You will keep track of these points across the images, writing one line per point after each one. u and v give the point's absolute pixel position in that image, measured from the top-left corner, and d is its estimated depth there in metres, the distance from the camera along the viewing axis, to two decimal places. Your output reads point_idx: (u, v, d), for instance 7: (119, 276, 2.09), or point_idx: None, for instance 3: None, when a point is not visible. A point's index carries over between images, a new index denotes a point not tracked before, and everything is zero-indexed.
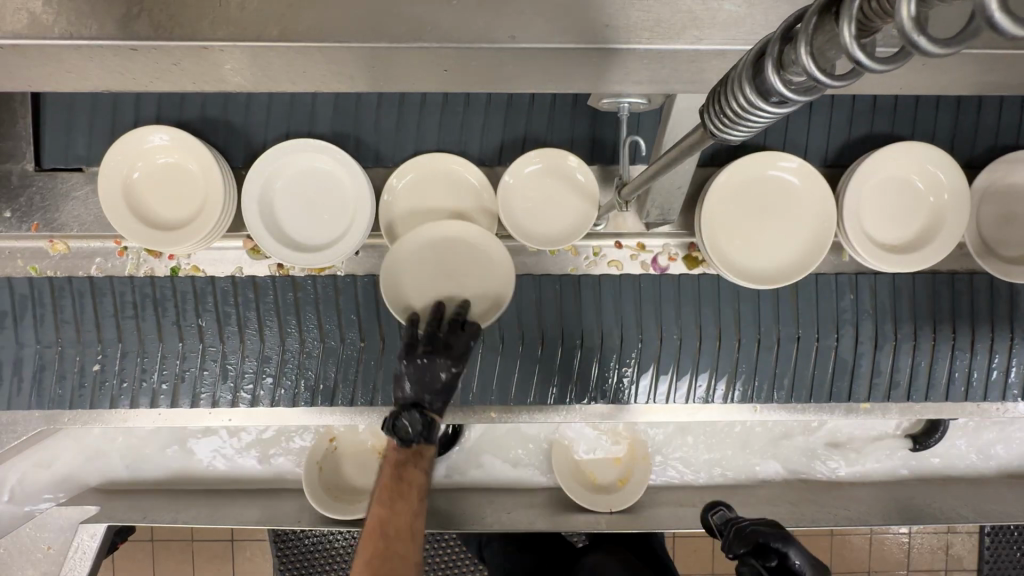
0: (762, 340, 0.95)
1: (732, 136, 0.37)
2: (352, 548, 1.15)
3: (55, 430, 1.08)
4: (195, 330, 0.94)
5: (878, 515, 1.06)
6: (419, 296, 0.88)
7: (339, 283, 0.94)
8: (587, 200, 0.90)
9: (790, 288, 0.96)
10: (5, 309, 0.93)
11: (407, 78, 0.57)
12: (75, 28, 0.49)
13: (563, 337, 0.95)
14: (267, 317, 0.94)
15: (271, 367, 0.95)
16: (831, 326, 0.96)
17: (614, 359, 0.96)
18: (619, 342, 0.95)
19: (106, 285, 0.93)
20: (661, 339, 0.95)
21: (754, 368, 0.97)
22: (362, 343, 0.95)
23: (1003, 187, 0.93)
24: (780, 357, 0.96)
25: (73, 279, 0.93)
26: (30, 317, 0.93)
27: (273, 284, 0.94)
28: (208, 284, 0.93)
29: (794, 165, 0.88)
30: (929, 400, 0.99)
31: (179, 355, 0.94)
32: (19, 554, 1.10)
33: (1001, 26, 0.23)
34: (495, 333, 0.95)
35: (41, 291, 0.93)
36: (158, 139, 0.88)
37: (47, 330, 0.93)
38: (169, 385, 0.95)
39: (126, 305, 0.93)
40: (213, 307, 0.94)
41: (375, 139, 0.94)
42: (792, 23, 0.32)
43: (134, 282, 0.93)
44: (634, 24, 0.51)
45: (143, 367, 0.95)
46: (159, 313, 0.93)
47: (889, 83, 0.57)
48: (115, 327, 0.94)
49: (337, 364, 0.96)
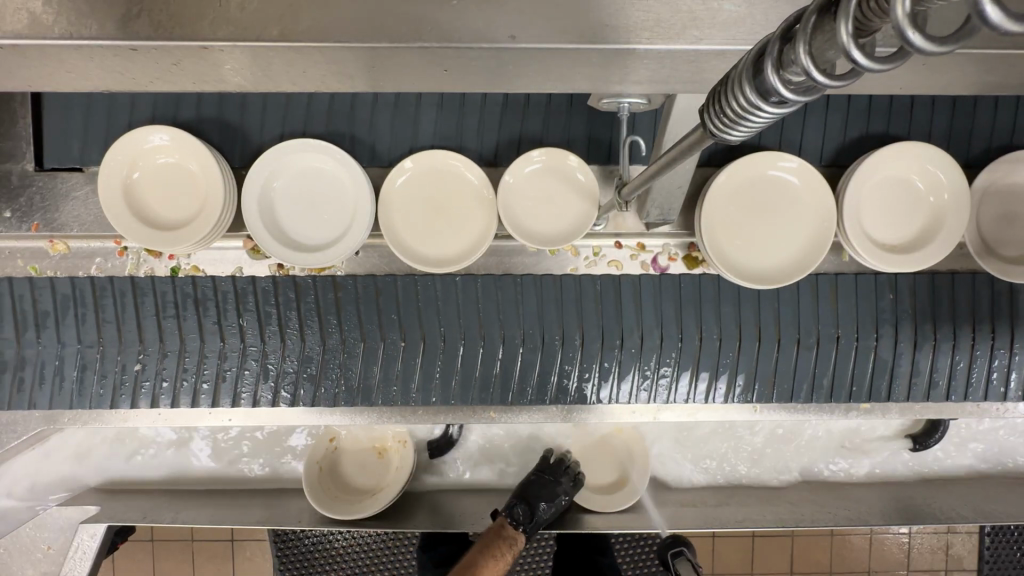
0: (802, 341, 0.95)
1: (732, 136, 0.37)
2: (351, 548, 1.15)
3: (57, 430, 1.08)
4: (237, 330, 0.93)
5: (878, 514, 1.06)
6: (406, 226, 0.91)
7: (379, 283, 0.94)
8: (586, 200, 0.90)
9: (831, 287, 0.96)
10: (48, 309, 0.92)
11: (407, 79, 0.57)
12: (75, 28, 0.50)
13: (603, 337, 0.94)
14: (308, 317, 0.94)
15: (312, 367, 0.95)
16: (871, 326, 0.95)
17: (655, 359, 0.95)
18: (658, 343, 0.94)
19: (148, 285, 0.93)
20: (702, 340, 0.94)
21: (796, 367, 0.96)
22: (403, 343, 0.94)
23: (1004, 187, 0.93)
24: (822, 357, 0.96)
25: (115, 279, 0.93)
26: (72, 317, 0.93)
27: (314, 285, 0.93)
28: (250, 284, 0.93)
29: (794, 165, 0.88)
30: (932, 401, 0.99)
31: (220, 355, 0.94)
32: (20, 554, 1.09)
33: (996, 22, 0.23)
34: (534, 332, 0.94)
35: (83, 291, 0.93)
36: (158, 139, 0.88)
37: (88, 330, 0.93)
38: (210, 383, 0.94)
39: (168, 304, 0.93)
40: (254, 307, 0.93)
41: (374, 139, 0.94)
42: (791, 23, 0.32)
43: (176, 283, 0.93)
44: (634, 23, 0.51)
45: (184, 366, 0.94)
46: (200, 313, 0.93)
47: (887, 84, 0.57)
48: (157, 327, 0.93)
49: (379, 365, 0.95)
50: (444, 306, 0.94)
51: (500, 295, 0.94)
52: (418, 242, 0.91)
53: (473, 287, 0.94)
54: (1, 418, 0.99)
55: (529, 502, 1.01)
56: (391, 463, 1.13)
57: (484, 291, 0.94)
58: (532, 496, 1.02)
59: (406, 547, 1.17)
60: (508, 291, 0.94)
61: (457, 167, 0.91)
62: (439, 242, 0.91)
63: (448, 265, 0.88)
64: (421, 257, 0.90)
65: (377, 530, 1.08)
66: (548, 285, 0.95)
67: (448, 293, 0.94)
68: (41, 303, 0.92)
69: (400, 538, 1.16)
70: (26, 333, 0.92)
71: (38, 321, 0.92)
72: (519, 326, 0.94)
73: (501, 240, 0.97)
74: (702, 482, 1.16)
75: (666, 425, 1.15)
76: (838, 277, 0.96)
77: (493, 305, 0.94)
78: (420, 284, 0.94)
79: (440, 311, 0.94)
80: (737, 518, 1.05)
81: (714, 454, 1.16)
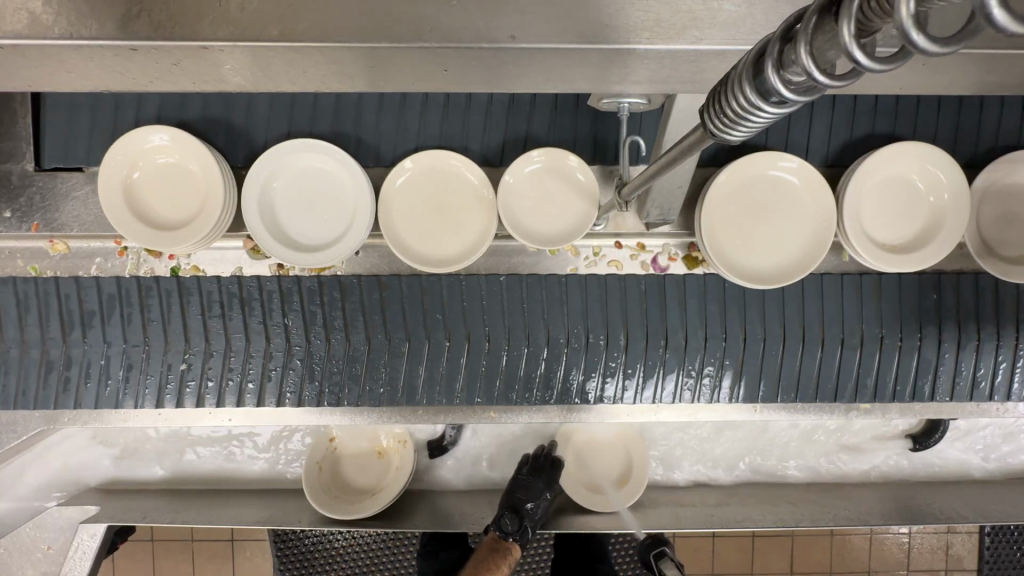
0: (846, 340, 0.95)
1: (732, 136, 0.37)
2: (352, 547, 1.15)
3: (54, 431, 1.08)
4: (282, 329, 0.94)
5: (878, 514, 1.06)
6: (406, 225, 0.91)
7: (424, 283, 0.94)
8: (586, 199, 0.90)
9: (874, 287, 0.96)
10: (94, 309, 0.93)
11: (407, 79, 0.57)
12: (75, 29, 0.49)
13: (647, 337, 0.94)
14: (354, 318, 0.94)
15: (358, 367, 0.95)
16: (914, 327, 0.96)
17: (698, 360, 0.95)
18: (702, 343, 0.95)
19: (194, 285, 0.93)
20: (746, 338, 0.95)
21: (841, 367, 0.97)
22: (448, 342, 0.94)
23: (1004, 187, 0.93)
24: (866, 358, 0.96)
25: (160, 279, 0.93)
26: (117, 317, 0.93)
27: (360, 284, 0.94)
28: (295, 284, 0.93)
29: (794, 165, 0.88)
30: (932, 401, 0.99)
31: (265, 355, 0.94)
32: (20, 554, 1.08)
33: (1001, 23, 0.23)
34: (580, 332, 0.94)
35: (129, 291, 0.93)
36: (158, 139, 0.88)
37: (134, 330, 0.93)
38: (255, 383, 0.94)
39: (214, 304, 0.93)
40: (299, 307, 0.94)
41: (373, 138, 0.94)
42: (791, 23, 0.32)
43: (222, 282, 0.93)
44: (634, 24, 0.51)
45: (230, 365, 0.94)
46: (246, 313, 0.93)
47: (887, 84, 0.57)
48: (202, 327, 0.93)
49: (425, 365, 0.95)
50: (490, 306, 0.94)
51: (545, 295, 0.94)
52: (417, 242, 0.90)
53: (519, 286, 0.94)
54: (1, 418, 0.99)
55: (517, 509, 1.01)
56: (391, 464, 1.13)
57: (529, 291, 0.94)
58: (518, 501, 1.02)
59: (406, 547, 1.17)
60: (554, 291, 0.94)
61: (457, 167, 0.91)
62: (439, 242, 0.91)
63: (448, 266, 0.89)
64: (421, 257, 0.90)
65: (377, 530, 1.08)
66: (593, 284, 0.95)
67: (493, 292, 0.94)
68: (87, 303, 0.93)
69: (400, 538, 1.16)
70: (72, 332, 0.93)
71: (84, 320, 0.93)
72: (565, 326, 0.94)
73: (501, 240, 0.97)
74: (702, 483, 1.16)
75: (666, 426, 1.15)
76: (883, 276, 0.95)
77: (538, 305, 0.94)
78: (466, 284, 0.94)
79: (485, 310, 0.94)
80: (737, 518, 1.05)
81: (714, 454, 1.16)
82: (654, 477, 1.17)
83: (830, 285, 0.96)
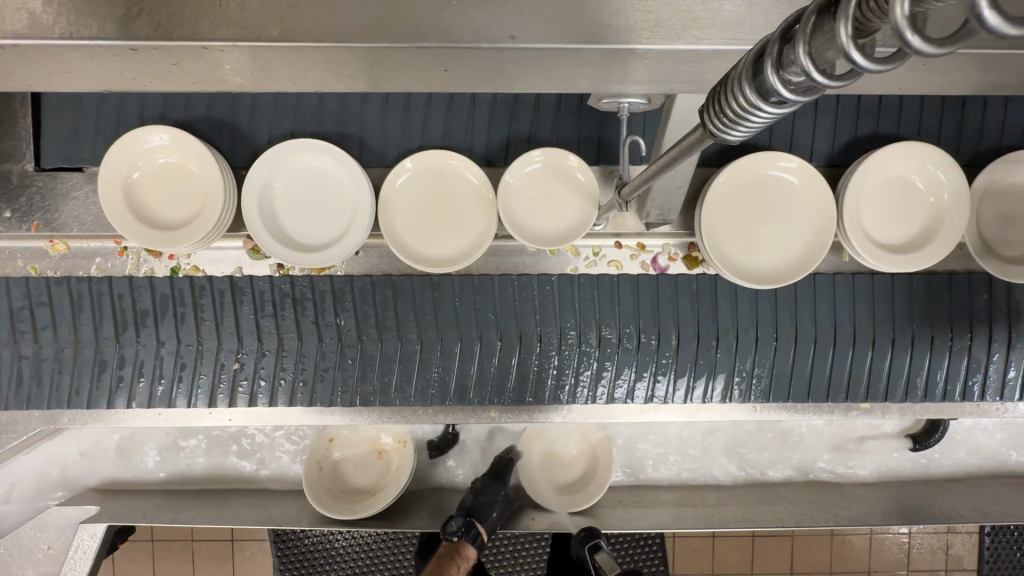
0: (897, 340, 0.96)
1: (732, 136, 0.37)
2: (352, 548, 1.15)
3: (57, 430, 1.08)
4: (335, 329, 0.94)
5: (878, 514, 1.06)
6: (405, 225, 0.91)
7: (477, 282, 0.94)
8: (586, 200, 0.90)
9: (924, 287, 0.96)
10: (147, 309, 0.93)
11: (407, 78, 0.57)
12: (74, 28, 0.49)
13: (698, 337, 0.95)
14: (406, 317, 0.94)
15: (411, 365, 0.95)
16: (965, 326, 0.96)
17: (749, 360, 0.96)
18: (754, 340, 0.95)
19: (246, 285, 0.93)
20: (797, 337, 0.95)
21: (891, 368, 0.97)
22: (499, 342, 0.94)
23: (1005, 187, 0.93)
24: (917, 357, 0.96)
25: (214, 279, 0.93)
26: (171, 317, 0.93)
27: (412, 284, 0.94)
28: (347, 283, 0.94)
29: (794, 165, 0.88)
30: (932, 401, 0.99)
31: (318, 355, 0.94)
32: (20, 554, 1.08)
33: (994, 26, 0.23)
34: (631, 332, 0.94)
35: (182, 291, 0.93)
36: (158, 139, 0.88)
37: (187, 330, 0.93)
38: (307, 382, 0.95)
39: (266, 304, 0.93)
40: (352, 307, 0.94)
41: (373, 138, 0.94)
42: (791, 23, 0.31)
43: (275, 282, 0.93)
44: (634, 24, 0.51)
45: (283, 365, 0.94)
46: (299, 313, 0.93)
47: (886, 84, 0.57)
48: (255, 326, 0.93)
49: (476, 365, 0.95)
50: (541, 305, 0.94)
51: (596, 294, 0.95)
52: (416, 242, 0.91)
53: (570, 286, 0.94)
54: (2, 418, 0.99)
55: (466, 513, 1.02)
56: (391, 464, 1.13)
57: (581, 291, 0.94)
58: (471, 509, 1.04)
59: (406, 547, 1.16)
60: (605, 291, 0.95)
61: (456, 167, 0.91)
62: (438, 241, 0.91)
63: (447, 266, 0.89)
64: (421, 257, 0.90)
65: (377, 530, 1.08)
66: (644, 285, 0.95)
67: (544, 292, 0.94)
68: (140, 302, 0.93)
69: (400, 538, 1.15)
70: (125, 332, 0.93)
71: (137, 319, 0.93)
72: (616, 326, 0.94)
73: (501, 240, 0.97)
74: (702, 482, 1.16)
75: (666, 426, 1.15)
76: (894, 276, 0.96)
77: (589, 304, 0.94)
78: (517, 283, 0.94)
79: (537, 309, 0.94)
80: (737, 518, 1.05)
81: (714, 455, 1.16)
82: (654, 478, 1.16)
83: (881, 285, 0.96)
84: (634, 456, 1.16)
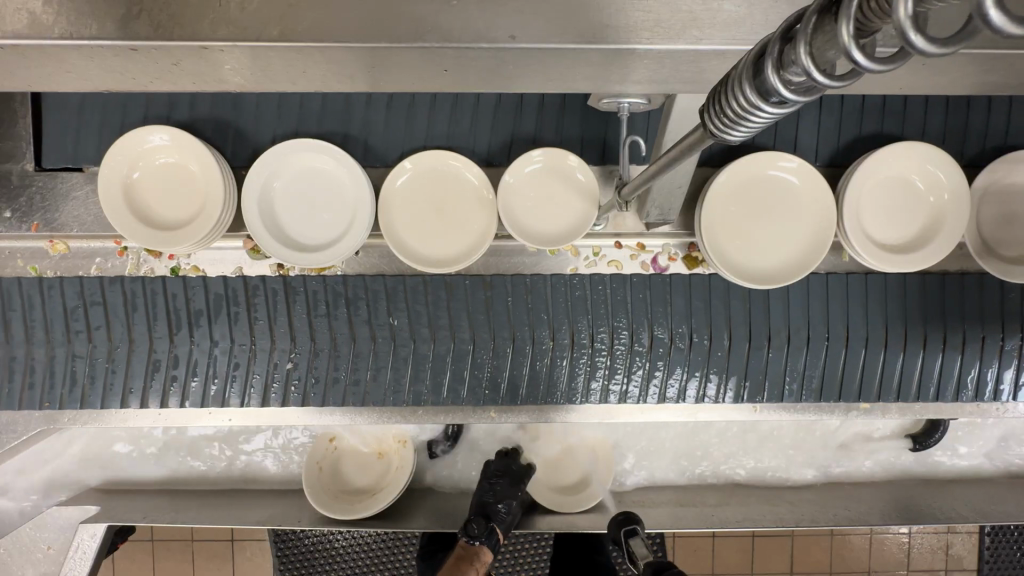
0: (948, 341, 0.96)
1: (732, 136, 0.37)
2: (352, 548, 1.15)
3: (58, 430, 1.08)
4: (389, 329, 0.94)
5: (878, 514, 1.06)
6: (405, 224, 0.91)
7: (529, 282, 0.95)
8: (586, 199, 0.90)
9: (977, 286, 0.96)
10: (201, 309, 0.93)
11: (406, 78, 0.57)
12: (75, 28, 0.49)
13: (750, 337, 0.95)
14: (458, 317, 0.94)
15: (464, 365, 0.95)
16: (1015, 326, 0.96)
17: (801, 360, 0.96)
18: (806, 339, 0.96)
19: (299, 285, 0.93)
20: (849, 338, 0.96)
21: (942, 368, 0.97)
22: (551, 342, 0.94)
23: (1005, 187, 0.93)
24: (967, 358, 0.97)
25: (267, 279, 0.93)
26: (225, 317, 0.94)
27: (465, 284, 0.94)
28: (400, 282, 0.94)
29: (794, 165, 0.88)
30: (934, 401, 0.99)
31: (372, 355, 0.95)
32: (20, 554, 1.08)
33: (999, 24, 0.23)
34: (683, 332, 0.95)
35: (235, 291, 0.93)
36: (158, 139, 0.88)
37: (241, 330, 0.94)
38: (360, 382, 0.95)
39: (319, 304, 0.94)
40: (405, 307, 0.94)
41: (372, 138, 0.94)
42: (792, 23, 0.31)
43: (328, 282, 0.94)
44: (634, 24, 0.50)
45: (336, 365, 0.95)
46: (352, 312, 0.94)
47: (885, 83, 0.57)
48: (308, 327, 0.94)
49: (528, 364, 0.95)
50: (594, 305, 0.95)
51: (648, 294, 0.95)
52: (416, 242, 0.91)
53: (623, 286, 0.95)
54: (2, 418, 0.99)
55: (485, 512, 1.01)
56: (391, 464, 1.12)
57: (633, 291, 0.95)
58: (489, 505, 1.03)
59: (406, 547, 1.16)
60: (657, 290, 0.95)
61: (456, 167, 0.91)
62: (438, 241, 0.91)
63: (447, 266, 0.89)
64: (422, 257, 0.90)
65: (377, 530, 1.08)
66: (696, 285, 0.95)
67: (597, 292, 0.95)
68: (194, 302, 0.93)
69: (400, 538, 1.15)
70: (179, 331, 0.93)
71: (191, 319, 0.93)
72: (668, 326, 0.95)
73: (501, 240, 0.97)
74: (702, 483, 1.16)
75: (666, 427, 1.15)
76: (895, 277, 0.95)
77: (641, 304, 0.95)
78: (570, 284, 0.95)
79: (589, 309, 0.95)
80: (737, 518, 1.05)
81: (714, 454, 1.16)
82: (655, 478, 1.16)
83: (932, 285, 0.96)
84: (635, 457, 1.16)
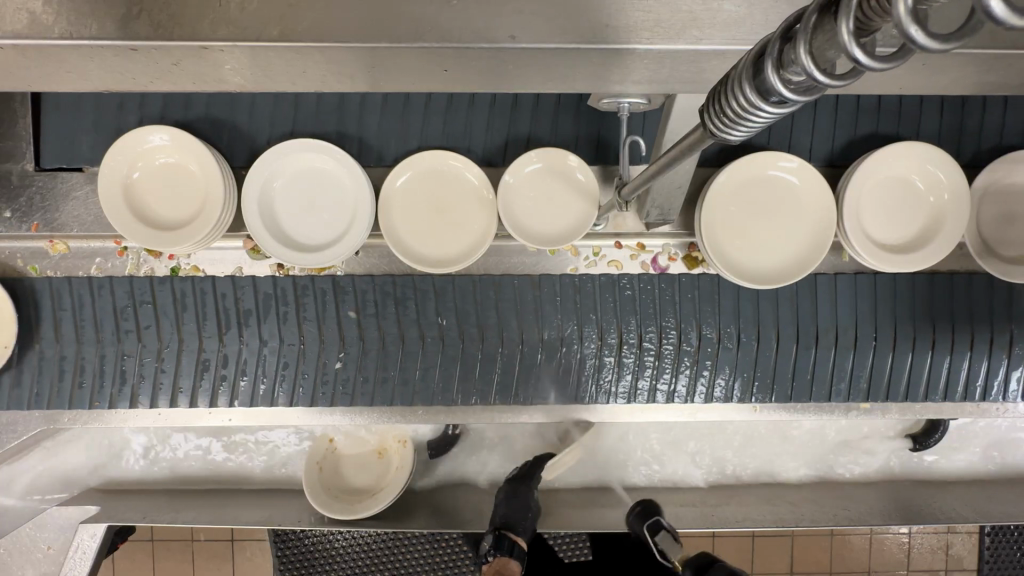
0: (994, 341, 0.96)
1: (732, 136, 0.37)
2: (352, 548, 1.15)
3: (58, 429, 1.08)
4: (437, 329, 0.94)
5: (879, 514, 1.07)
6: (404, 223, 0.91)
7: (577, 281, 0.95)
8: (586, 199, 0.90)
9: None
10: (250, 308, 0.94)
11: (407, 78, 0.57)
12: (75, 29, 0.49)
13: (798, 336, 0.95)
14: (508, 316, 0.95)
15: (514, 364, 0.95)
16: None
17: (850, 360, 0.96)
18: (854, 338, 0.96)
19: (349, 285, 0.94)
20: (897, 337, 0.96)
21: (989, 368, 0.97)
22: (599, 342, 0.95)
23: (1005, 187, 0.93)
24: (1014, 357, 0.97)
25: (316, 279, 0.94)
26: (275, 316, 0.94)
27: (514, 284, 0.95)
28: (449, 281, 0.94)
29: (794, 165, 0.88)
30: (942, 400, 0.99)
31: (421, 355, 0.95)
32: (19, 554, 1.09)
33: (1001, 17, 0.23)
34: (731, 332, 0.95)
35: (285, 291, 0.94)
36: (158, 139, 0.88)
37: (289, 329, 0.94)
38: (409, 382, 0.95)
39: (368, 304, 0.94)
40: (454, 306, 0.95)
41: (370, 137, 0.94)
42: (791, 22, 0.31)
43: (377, 282, 0.94)
44: (634, 24, 0.50)
45: (384, 364, 0.95)
46: (400, 311, 0.94)
47: (884, 83, 0.57)
48: (357, 326, 0.94)
49: (577, 363, 0.95)
50: (641, 305, 0.95)
51: (697, 294, 0.95)
52: (416, 242, 0.90)
53: (672, 285, 0.95)
54: (2, 417, 0.99)
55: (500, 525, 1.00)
56: (391, 464, 1.12)
57: (681, 291, 0.95)
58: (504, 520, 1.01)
59: (406, 547, 1.15)
60: (705, 290, 0.95)
61: (456, 167, 0.91)
62: (438, 240, 0.91)
63: (447, 266, 0.89)
64: (421, 257, 0.90)
65: (377, 530, 1.08)
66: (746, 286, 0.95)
67: (645, 293, 0.95)
68: (244, 302, 0.94)
69: (400, 538, 1.15)
70: (229, 331, 0.94)
71: (241, 319, 0.94)
72: (716, 325, 0.95)
73: (501, 240, 0.96)
74: (701, 483, 1.16)
75: (666, 427, 1.15)
76: (897, 276, 0.95)
77: (689, 304, 0.95)
78: (617, 284, 0.95)
79: (637, 309, 0.95)
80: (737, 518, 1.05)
81: (714, 454, 1.15)
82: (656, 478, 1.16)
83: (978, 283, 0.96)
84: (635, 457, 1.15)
